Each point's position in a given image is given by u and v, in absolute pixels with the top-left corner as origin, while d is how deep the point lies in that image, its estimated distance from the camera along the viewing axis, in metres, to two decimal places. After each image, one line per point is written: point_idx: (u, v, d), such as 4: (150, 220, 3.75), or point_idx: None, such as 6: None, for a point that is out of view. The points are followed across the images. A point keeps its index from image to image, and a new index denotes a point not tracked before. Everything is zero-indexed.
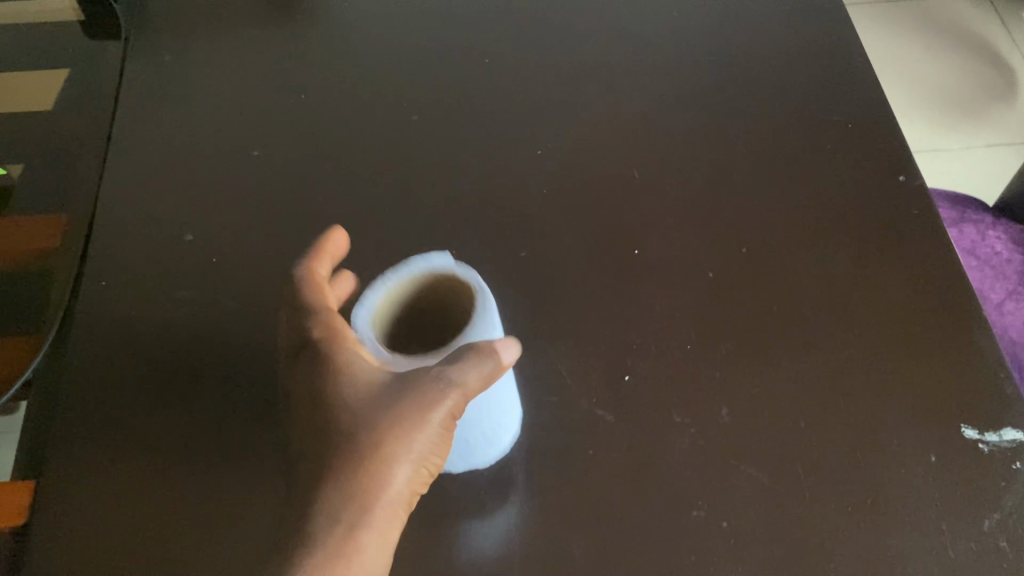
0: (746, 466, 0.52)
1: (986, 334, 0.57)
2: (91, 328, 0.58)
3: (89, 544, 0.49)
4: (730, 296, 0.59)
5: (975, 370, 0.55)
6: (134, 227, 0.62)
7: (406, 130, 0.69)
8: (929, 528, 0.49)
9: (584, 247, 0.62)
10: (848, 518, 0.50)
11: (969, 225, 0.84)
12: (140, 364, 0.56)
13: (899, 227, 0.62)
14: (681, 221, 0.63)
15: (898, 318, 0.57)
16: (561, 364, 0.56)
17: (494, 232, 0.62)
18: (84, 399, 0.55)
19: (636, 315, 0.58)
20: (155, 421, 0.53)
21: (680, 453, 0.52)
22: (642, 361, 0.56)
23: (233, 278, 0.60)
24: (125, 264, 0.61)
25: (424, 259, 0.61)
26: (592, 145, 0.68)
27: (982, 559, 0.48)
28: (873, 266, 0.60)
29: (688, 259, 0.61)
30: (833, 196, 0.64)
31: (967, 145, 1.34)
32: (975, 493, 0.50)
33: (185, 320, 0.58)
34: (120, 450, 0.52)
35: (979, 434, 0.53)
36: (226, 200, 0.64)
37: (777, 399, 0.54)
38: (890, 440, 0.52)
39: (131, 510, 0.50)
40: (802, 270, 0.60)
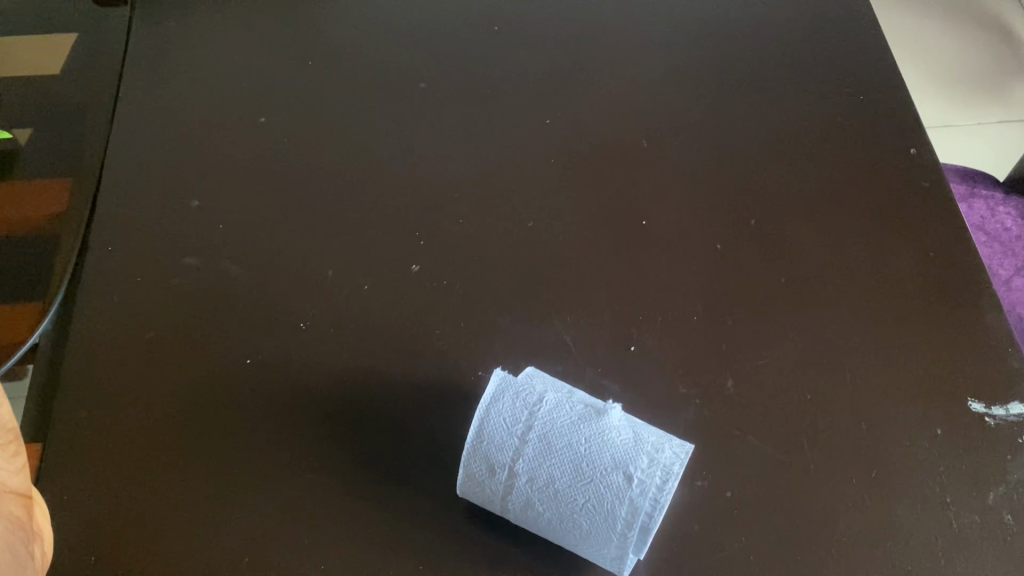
0: (752, 437, 0.51)
1: (994, 309, 0.57)
2: (97, 291, 0.57)
3: (94, 506, 0.49)
4: (738, 267, 0.59)
5: (983, 346, 0.55)
6: (140, 194, 0.62)
7: (414, 97, 0.68)
8: (934, 500, 0.49)
9: (593, 217, 0.61)
10: (853, 490, 0.50)
11: (979, 201, 0.83)
12: (147, 328, 0.56)
13: (909, 202, 0.62)
14: (690, 192, 0.63)
15: (907, 293, 0.57)
16: (567, 333, 0.56)
17: (502, 201, 0.62)
18: (88, 363, 0.54)
19: (643, 284, 0.58)
20: (161, 386, 0.53)
21: (686, 423, 0.52)
22: (648, 332, 0.56)
23: (241, 245, 0.60)
24: (131, 230, 0.60)
25: (431, 227, 0.61)
26: (601, 114, 0.67)
27: (986, 532, 0.48)
28: (883, 239, 0.60)
29: (696, 230, 0.61)
30: (843, 169, 0.64)
31: (977, 122, 1.33)
32: (980, 467, 0.50)
33: (192, 286, 0.58)
34: (125, 414, 0.52)
35: (986, 408, 0.53)
36: (233, 167, 0.64)
37: (784, 371, 0.54)
38: (896, 414, 0.52)
39: (136, 474, 0.50)
40: (810, 243, 0.60)
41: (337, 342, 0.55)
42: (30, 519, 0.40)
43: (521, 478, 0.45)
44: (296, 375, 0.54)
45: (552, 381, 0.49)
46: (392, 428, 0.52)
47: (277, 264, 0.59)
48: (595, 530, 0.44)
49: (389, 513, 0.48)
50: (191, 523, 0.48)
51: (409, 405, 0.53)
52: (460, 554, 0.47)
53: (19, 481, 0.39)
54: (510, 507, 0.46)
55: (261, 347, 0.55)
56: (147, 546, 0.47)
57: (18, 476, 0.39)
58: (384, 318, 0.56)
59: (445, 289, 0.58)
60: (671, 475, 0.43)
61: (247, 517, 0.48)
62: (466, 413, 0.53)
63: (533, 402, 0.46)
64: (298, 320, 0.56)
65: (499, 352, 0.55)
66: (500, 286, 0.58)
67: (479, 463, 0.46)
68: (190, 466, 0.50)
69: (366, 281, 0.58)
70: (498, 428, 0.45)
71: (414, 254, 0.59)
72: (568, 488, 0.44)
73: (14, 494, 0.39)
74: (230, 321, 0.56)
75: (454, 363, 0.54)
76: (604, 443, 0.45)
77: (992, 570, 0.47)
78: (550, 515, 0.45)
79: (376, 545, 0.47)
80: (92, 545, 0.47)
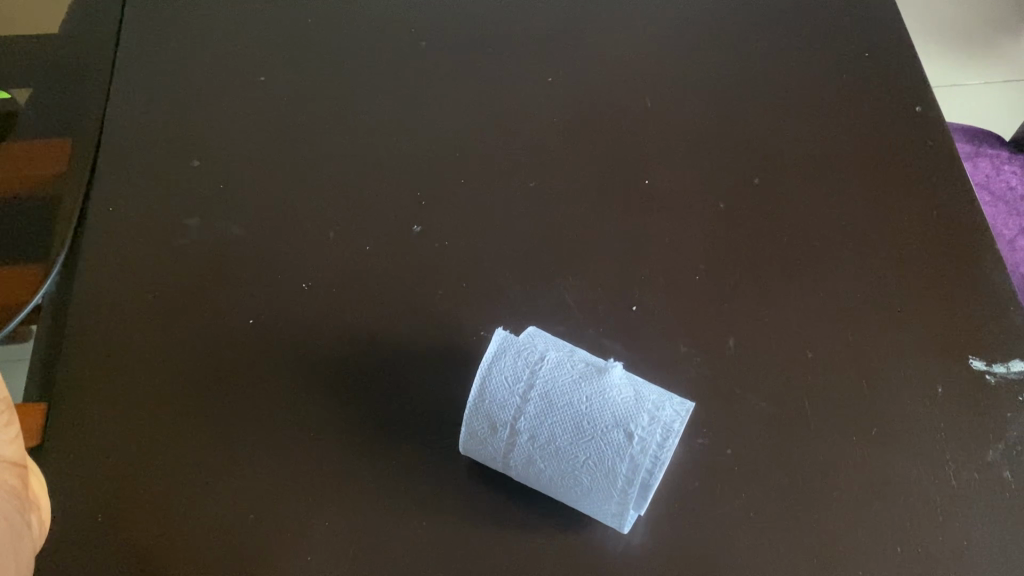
0: (753, 395, 0.51)
1: (996, 268, 0.57)
2: (99, 252, 0.57)
3: (99, 465, 0.49)
4: (739, 227, 0.58)
5: (985, 304, 0.55)
6: (141, 155, 0.62)
7: (414, 56, 0.68)
8: (933, 457, 0.50)
9: (595, 177, 0.61)
10: (853, 447, 0.50)
11: (985, 159, 0.82)
12: (150, 289, 0.56)
13: (913, 162, 0.61)
14: (693, 151, 0.62)
15: (909, 251, 0.57)
16: (568, 293, 0.56)
17: (503, 161, 0.62)
18: (92, 323, 0.54)
19: (645, 245, 0.58)
20: (164, 346, 0.53)
21: (688, 382, 0.52)
22: (650, 292, 0.56)
23: (242, 205, 0.60)
24: (132, 190, 0.60)
25: (432, 187, 0.60)
26: (603, 73, 0.66)
27: (984, 487, 0.49)
28: (887, 198, 0.60)
29: (699, 190, 0.60)
30: (847, 129, 0.63)
31: (990, 80, 1.29)
32: (980, 424, 0.51)
33: (194, 246, 0.58)
34: (128, 374, 0.52)
35: (986, 365, 0.53)
36: (232, 127, 0.63)
37: (786, 330, 0.54)
38: (897, 372, 0.52)
39: (140, 433, 0.50)
40: (813, 202, 0.59)
41: (338, 302, 0.55)
42: (26, 488, 0.40)
43: (522, 435, 0.45)
44: (298, 336, 0.54)
45: (553, 340, 0.49)
46: (394, 387, 0.52)
47: (278, 224, 0.59)
48: (596, 487, 0.45)
49: (392, 471, 0.49)
50: (196, 481, 0.48)
51: (411, 364, 0.53)
52: (462, 510, 0.48)
53: (13, 451, 0.38)
54: (512, 464, 0.47)
55: (263, 308, 0.55)
56: (153, 504, 0.48)
57: (12, 446, 0.38)
58: (385, 278, 0.56)
59: (446, 249, 0.58)
60: (671, 433, 0.43)
61: (251, 474, 0.49)
62: (467, 371, 0.53)
63: (534, 361, 0.46)
64: (300, 280, 0.56)
65: (501, 311, 0.55)
66: (501, 246, 0.58)
67: (481, 421, 0.46)
68: (194, 425, 0.50)
69: (367, 241, 0.58)
70: (499, 386, 0.45)
71: (415, 214, 0.59)
72: (569, 445, 0.44)
73: (8, 463, 0.38)
74: (231, 282, 0.56)
75: (456, 323, 0.54)
76: (605, 401, 0.45)
77: (989, 525, 0.48)
78: (551, 472, 0.45)
79: (379, 502, 0.48)
80: (98, 502, 0.48)
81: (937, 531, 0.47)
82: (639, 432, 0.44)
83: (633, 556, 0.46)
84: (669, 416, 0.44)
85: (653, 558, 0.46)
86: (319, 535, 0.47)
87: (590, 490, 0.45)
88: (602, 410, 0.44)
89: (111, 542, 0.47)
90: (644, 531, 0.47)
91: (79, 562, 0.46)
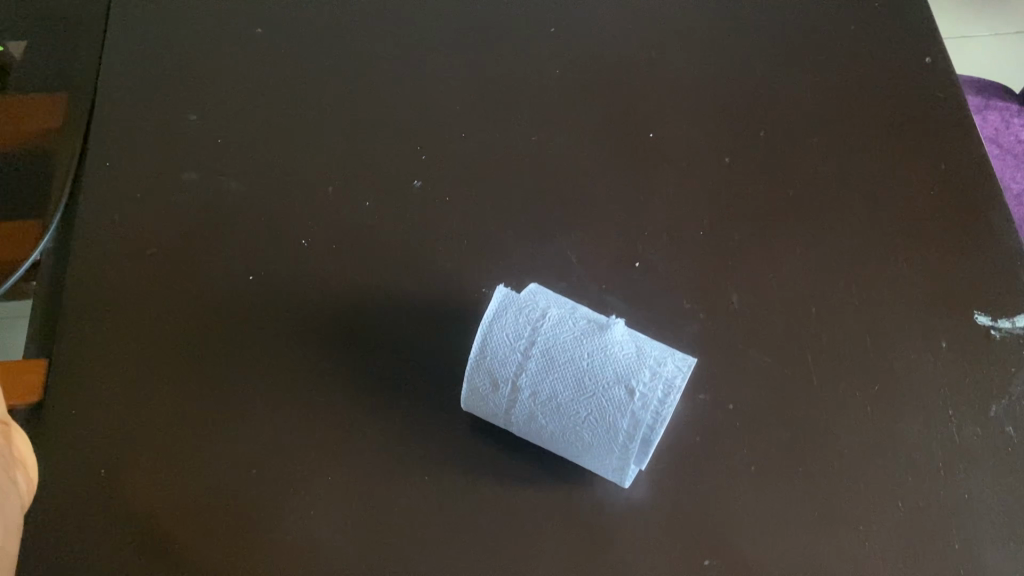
0: (755, 350, 0.51)
1: (1004, 222, 0.56)
2: (97, 208, 0.57)
3: (101, 420, 0.49)
4: (744, 181, 0.58)
5: (991, 259, 0.54)
6: (137, 109, 0.61)
7: (415, 8, 0.67)
8: (936, 412, 0.49)
9: (598, 130, 0.60)
10: (855, 403, 0.50)
11: (993, 113, 0.81)
12: (149, 245, 0.55)
13: (921, 116, 0.60)
14: (698, 105, 0.61)
15: (916, 206, 0.56)
16: (570, 248, 0.55)
17: (505, 114, 0.61)
18: (91, 280, 0.54)
19: (648, 199, 0.57)
20: (164, 303, 0.53)
21: (690, 337, 0.52)
22: (653, 247, 0.55)
23: (241, 160, 0.59)
24: (129, 145, 0.59)
25: (433, 141, 0.60)
26: (607, 24, 0.65)
27: (987, 442, 0.49)
28: (894, 152, 0.59)
29: (704, 143, 0.59)
30: (855, 81, 0.62)
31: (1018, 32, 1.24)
32: (984, 379, 0.50)
33: (193, 201, 0.57)
34: (129, 330, 0.52)
35: (992, 320, 0.52)
36: (230, 80, 0.63)
37: (790, 286, 0.53)
38: (901, 327, 0.52)
39: (142, 390, 0.50)
40: (819, 157, 0.59)
41: (339, 258, 0.55)
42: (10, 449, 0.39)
43: (524, 392, 0.45)
44: (299, 292, 0.53)
45: (555, 297, 0.48)
46: (395, 343, 0.52)
47: (277, 180, 0.58)
48: (597, 443, 0.45)
49: (394, 427, 0.49)
50: (198, 438, 0.48)
51: (412, 320, 0.53)
52: (464, 464, 0.48)
53: None
54: (513, 421, 0.46)
55: (263, 265, 0.55)
56: (155, 460, 0.48)
57: None
58: (386, 233, 0.56)
59: (447, 204, 0.57)
60: (673, 389, 0.43)
61: (253, 430, 0.49)
62: (469, 327, 0.53)
63: (535, 318, 0.45)
64: (300, 236, 0.56)
65: (503, 266, 0.54)
66: (503, 201, 0.57)
67: (482, 378, 0.46)
68: (195, 381, 0.50)
69: (367, 196, 0.57)
70: (500, 343, 0.45)
71: (416, 169, 0.58)
72: (571, 402, 0.44)
73: None
74: (231, 238, 0.56)
75: (457, 278, 0.54)
76: (607, 358, 0.44)
77: (990, 480, 0.48)
78: (553, 428, 0.45)
79: (380, 457, 0.48)
80: (102, 458, 0.48)
81: (938, 485, 0.47)
82: (640, 387, 0.43)
83: (634, 510, 0.47)
84: (670, 372, 0.44)
85: (654, 512, 0.46)
86: (322, 489, 0.47)
87: (593, 445, 0.45)
88: (603, 366, 0.44)
89: (115, 498, 0.47)
90: (645, 486, 0.47)
91: (83, 518, 0.46)
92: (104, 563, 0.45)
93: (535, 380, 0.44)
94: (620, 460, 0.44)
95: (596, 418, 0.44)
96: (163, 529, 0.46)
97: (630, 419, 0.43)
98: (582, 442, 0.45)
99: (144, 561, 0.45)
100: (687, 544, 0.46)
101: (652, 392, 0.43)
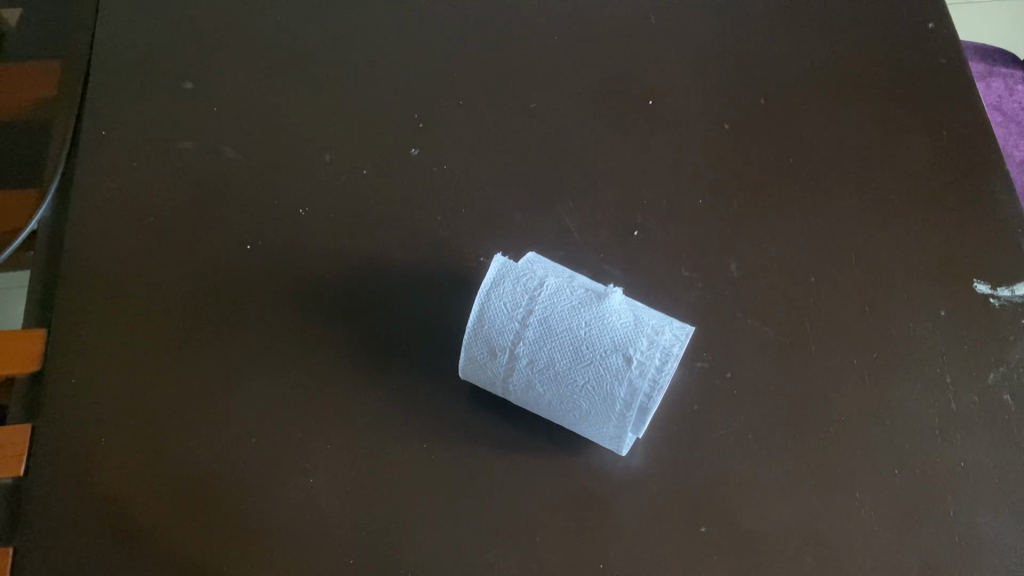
0: (754, 319, 0.51)
1: (1006, 190, 0.56)
2: (93, 177, 0.57)
3: (100, 389, 0.49)
4: (744, 149, 0.57)
5: (992, 227, 0.54)
6: (133, 77, 0.61)
7: None
8: (934, 380, 0.49)
9: (597, 97, 0.59)
10: (853, 371, 0.50)
11: (998, 80, 0.80)
12: (146, 215, 0.55)
13: (922, 83, 0.60)
14: (698, 72, 0.61)
15: (916, 174, 0.56)
16: (569, 217, 0.55)
17: (503, 81, 0.60)
18: (88, 250, 0.54)
19: (648, 167, 0.57)
20: (162, 273, 0.53)
21: (689, 306, 0.52)
22: (652, 216, 0.55)
23: (237, 129, 0.58)
24: (125, 114, 0.59)
25: (431, 109, 0.59)
26: None
27: (984, 410, 0.49)
28: (896, 120, 0.58)
29: (704, 111, 0.59)
30: (857, 48, 0.62)
31: None
32: (982, 348, 0.50)
33: (189, 171, 0.57)
34: (126, 300, 0.52)
35: (991, 289, 0.52)
36: (226, 48, 0.62)
37: (789, 255, 0.53)
38: (900, 296, 0.52)
39: (140, 359, 0.50)
40: (820, 125, 0.58)
41: (336, 227, 0.55)
42: None
43: (521, 360, 0.45)
44: (296, 261, 0.53)
45: (553, 267, 0.48)
46: (393, 312, 0.52)
47: (274, 148, 0.58)
48: (595, 410, 0.45)
49: (392, 396, 0.49)
50: (198, 407, 0.49)
51: (410, 289, 0.53)
52: (462, 432, 0.48)
53: None
54: (511, 389, 0.46)
55: (260, 234, 0.54)
56: (155, 428, 0.48)
57: None
58: (383, 202, 0.56)
59: (445, 172, 0.57)
60: (670, 357, 0.43)
61: (252, 399, 0.49)
62: (467, 296, 0.53)
63: (533, 287, 0.45)
64: (297, 205, 0.55)
65: (501, 235, 0.54)
66: (501, 169, 0.57)
67: (480, 347, 0.45)
68: (193, 351, 0.50)
69: (365, 165, 0.57)
70: (498, 312, 0.45)
71: (413, 137, 0.58)
72: (568, 370, 0.44)
73: None
74: (227, 207, 0.55)
75: (455, 247, 0.54)
76: (605, 327, 0.44)
77: (987, 447, 0.48)
78: (551, 396, 0.45)
79: (379, 426, 0.48)
80: (101, 427, 0.48)
81: (935, 453, 0.47)
82: (638, 356, 0.43)
83: (631, 478, 0.47)
84: (668, 341, 0.44)
85: (651, 480, 0.47)
86: (320, 457, 0.47)
87: (590, 413, 0.45)
88: (601, 334, 0.44)
89: (115, 467, 0.47)
90: (642, 454, 0.47)
91: (84, 486, 0.47)
92: (106, 531, 0.46)
93: (533, 349, 0.44)
94: (618, 428, 0.45)
95: (593, 386, 0.44)
96: (164, 497, 0.46)
97: (627, 386, 0.43)
98: (579, 410, 0.45)
99: (145, 529, 0.45)
100: (684, 510, 0.46)
101: (650, 360, 0.43)
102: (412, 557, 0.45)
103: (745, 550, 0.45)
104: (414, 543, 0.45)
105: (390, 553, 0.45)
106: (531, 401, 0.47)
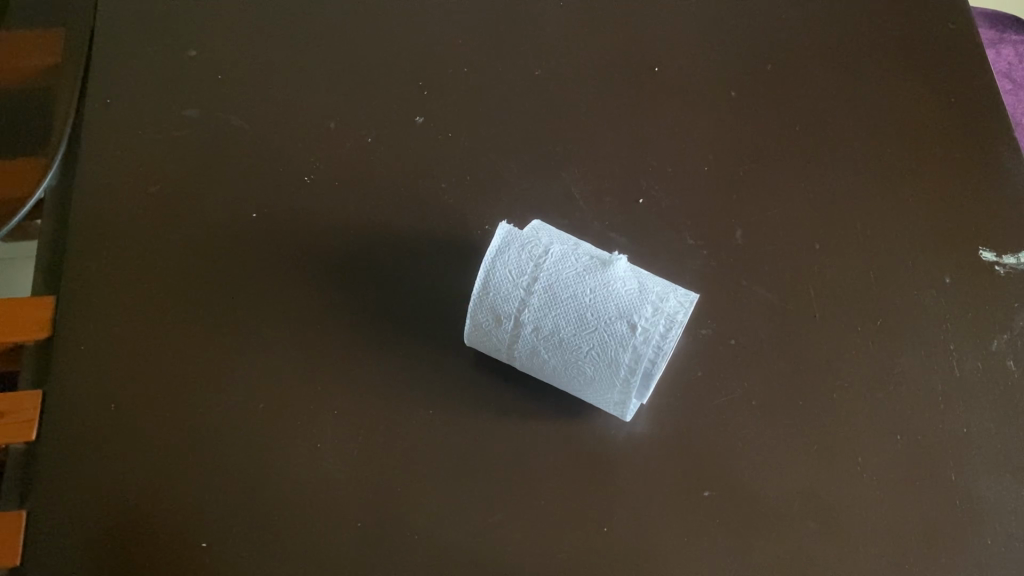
0: (758, 286, 0.51)
1: (1012, 156, 0.56)
2: (98, 145, 0.57)
3: (109, 355, 0.50)
4: (751, 117, 0.57)
5: (999, 193, 0.54)
6: (136, 46, 0.60)
7: None
8: (938, 346, 0.50)
9: (602, 65, 0.59)
10: (857, 337, 0.50)
11: (1007, 47, 0.80)
12: (153, 183, 0.55)
13: (928, 51, 0.60)
14: (705, 39, 0.60)
15: (923, 140, 0.56)
16: (573, 185, 0.55)
17: (509, 48, 0.60)
18: (94, 218, 0.54)
19: (653, 136, 0.56)
20: (170, 240, 0.53)
21: (693, 273, 0.51)
22: (657, 183, 0.55)
23: (241, 97, 0.58)
24: (129, 82, 0.59)
25: (435, 76, 0.59)
26: None
27: (987, 376, 0.49)
28: (904, 86, 0.58)
29: (710, 78, 0.58)
30: (865, 15, 0.61)
31: None
32: (986, 314, 0.50)
33: (195, 138, 0.57)
34: (134, 267, 0.52)
35: (996, 256, 0.52)
36: (230, 16, 0.62)
37: (794, 222, 0.53)
38: (905, 264, 0.52)
39: (150, 326, 0.51)
40: (827, 93, 0.58)
41: (341, 195, 0.55)
42: None
43: (526, 327, 0.45)
44: (300, 229, 0.53)
45: (557, 234, 0.48)
46: (397, 278, 0.52)
47: (278, 115, 0.58)
48: (599, 376, 0.45)
49: (397, 362, 0.49)
50: (206, 374, 0.49)
51: (414, 256, 0.53)
52: (468, 398, 0.48)
53: None
54: (516, 356, 0.47)
55: (265, 202, 0.54)
56: (164, 394, 0.48)
57: None
58: (388, 169, 0.56)
59: (449, 139, 0.56)
60: (674, 324, 0.43)
61: (259, 365, 0.49)
62: (472, 263, 0.53)
63: (537, 255, 0.45)
64: (303, 173, 0.55)
65: (505, 201, 0.54)
66: (506, 136, 0.56)
67: (485, 315, 0.46)
68: (201, 318, 0.51)
69: (369, 133, 0.57)
70: (502, 280, 0.45)
71: (418, 104, 0.58)
72: (573, 337, 0.44)
73: None
74: (233, 175, 0.55)
75: (459, 214, 0.54)
76: (609, 294, 0.44)
77: (989, 413, 0.48)
78: (555, 362, 0.45)
79: (383, 392, 0.48)
80: (111, 393, 0.49)
81: (938, 419, 0.48)
82: (642, 321, 0.44)
83: (635, 442, 0.47)
84: (672, 308, 0.44)
85: (654, 444, 0.47)
86: (326, 423, 0.48)
87: (594, 378, 0.45)
88: (604, 300, 0.44)
89: (123, 434, 0.48)
90: (645, 419, 0.48)
91: (94, 450, 0.47)
92: (115, 496, 0.46)
93: (538, 316, 0.45)
94: (621, 392, 0.45)
95: (598, 352, 0.44)
96: (172, 464, 0.47)
97: (631, 351, 0.44)
98: (583, 374, 0.45)
99: (153, 494, 0.46)
100: (687, 476, 0.46)
101: (654, 325, 0.43)
102: (417, 520, 0.45)
103: (747, 514, 0.45)
104: (418, 505, 0.46)
105: (395, 516, 0.45)
106: (536, 367, 0.47)
